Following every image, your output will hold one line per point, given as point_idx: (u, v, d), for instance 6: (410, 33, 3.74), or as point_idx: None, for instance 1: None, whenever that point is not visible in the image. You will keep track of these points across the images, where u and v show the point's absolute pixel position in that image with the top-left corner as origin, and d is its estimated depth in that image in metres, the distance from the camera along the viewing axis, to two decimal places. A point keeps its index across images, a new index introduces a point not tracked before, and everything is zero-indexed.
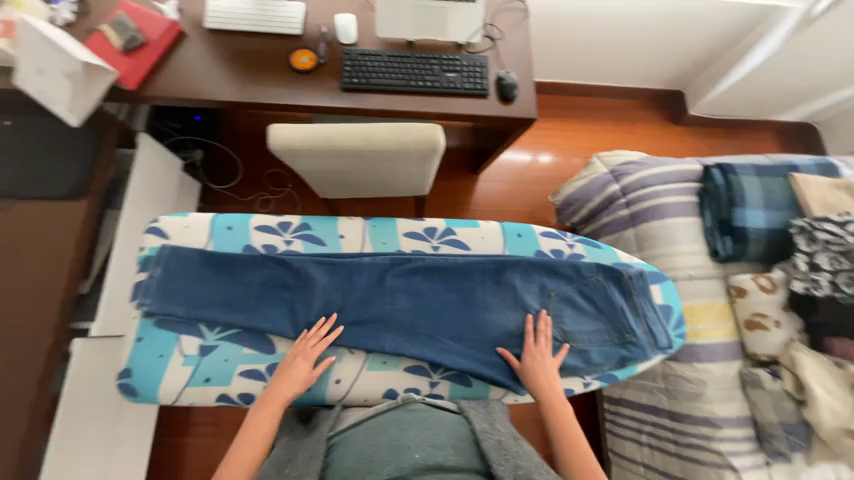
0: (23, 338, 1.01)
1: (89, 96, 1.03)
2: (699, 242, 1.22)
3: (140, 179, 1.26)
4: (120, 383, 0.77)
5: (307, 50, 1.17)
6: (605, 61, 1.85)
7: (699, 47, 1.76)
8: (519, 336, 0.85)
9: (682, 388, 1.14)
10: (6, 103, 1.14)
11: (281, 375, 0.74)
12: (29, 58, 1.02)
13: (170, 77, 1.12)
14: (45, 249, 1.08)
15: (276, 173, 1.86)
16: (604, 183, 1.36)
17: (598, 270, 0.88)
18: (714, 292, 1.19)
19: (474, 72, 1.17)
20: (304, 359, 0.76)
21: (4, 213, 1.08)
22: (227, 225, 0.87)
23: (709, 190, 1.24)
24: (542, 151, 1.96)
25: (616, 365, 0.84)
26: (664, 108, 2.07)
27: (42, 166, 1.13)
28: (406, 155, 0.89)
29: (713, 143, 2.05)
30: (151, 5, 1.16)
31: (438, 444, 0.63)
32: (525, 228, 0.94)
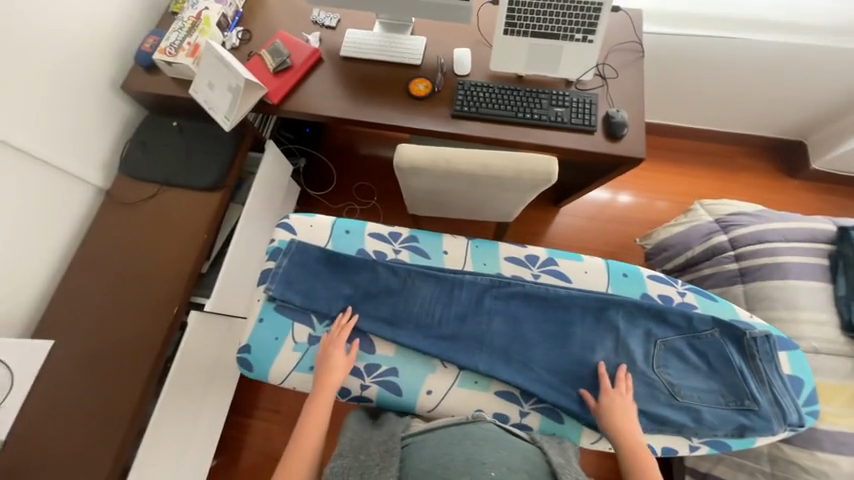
0: (156, 304, 1.19)
1: (243, 106, 1.22)
2: (828, 312, 1.08)
3: (263, 179, 1.44)
4: (240, 356, 0.88)
5: (424, 79, 1.28)
6: (713, 105, 1.76)
7: (831, 96, 1.61)
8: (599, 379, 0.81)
9: (796, 479, 0.98)
10: (176, 108, 1.39)
11: (322, 369, 0.81)
12: (205, 74, 1.24)
13: (307, 95, 1.29)
14: (183, 230, 1.26)
15: (363, 185, 1.98)
16: (710, 231, 1.28)
17: (714, 325, 0.82)
18: (846, 373, 1.03)
19: (583, 108, 1.19)
20: (335, 348, 0.83)
21: (158, 196, 1.30)
22: (345, 229, 0.98)
23: (845, 254, 1.09)
24: (623, 191, 1.89)
25: (732, 433, 0.77)
26: (777, 158, 1.89)
27: (192, 160, 1.33)
28: (517, 182, 0.92)
29: (836, 202, 1.81)
30: (300, 36, 1.37)
31: (513, 467, 0.61)
32: (631, 268, 0.92)
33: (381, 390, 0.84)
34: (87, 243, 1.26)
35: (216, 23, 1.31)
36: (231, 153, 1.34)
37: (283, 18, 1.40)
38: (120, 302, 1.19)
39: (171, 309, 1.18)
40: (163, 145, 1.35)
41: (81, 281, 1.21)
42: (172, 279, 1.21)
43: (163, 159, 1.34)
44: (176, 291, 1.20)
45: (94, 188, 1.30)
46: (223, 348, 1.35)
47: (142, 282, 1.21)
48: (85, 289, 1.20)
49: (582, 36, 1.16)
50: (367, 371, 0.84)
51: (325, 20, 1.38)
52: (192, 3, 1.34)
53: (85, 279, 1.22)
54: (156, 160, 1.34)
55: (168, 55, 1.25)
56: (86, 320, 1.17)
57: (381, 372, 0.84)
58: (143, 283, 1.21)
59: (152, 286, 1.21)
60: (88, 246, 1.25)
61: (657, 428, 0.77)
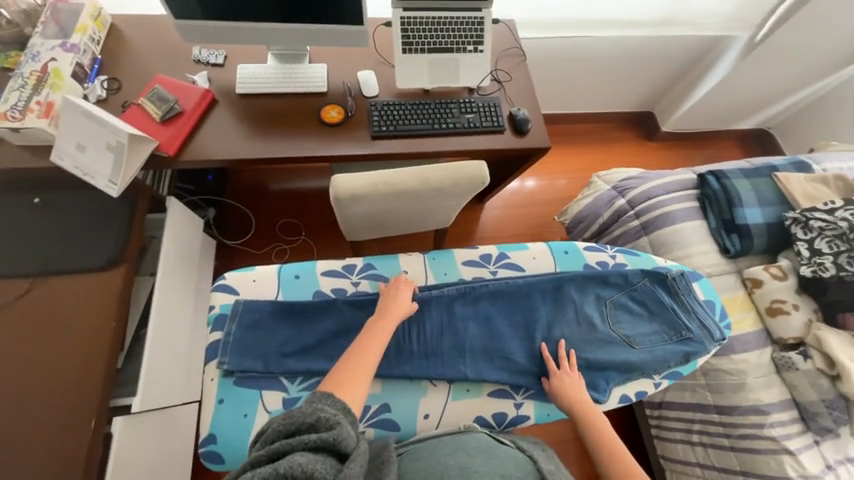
0: (63, 422, 0.94)
1: (131, 165, 1.05)
2: (710, 243, 1.33)
3: (171, 242, 1.25)
4: (205, 450, 0.77)
5: (335, 105, 1.26)
6: (584, 92, 2.06)
7: (664, 73, 2.01)
8: (555, 358, 0.87)
9: (724, 381, 1.19)
10: (34, 181, 1.13)
11: (389, 301, 0.81)
12: (70, 135, 1.04)
13: (207, 141, 1.17)
14: (80, 324, 1.03)
15: (288, 222, 1.85)
16: (610, 198, 1.49)
17: (644, 276, 0.97)
18: (732, 286, 1.30)
19: (490, 112, 1.29)
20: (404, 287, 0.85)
21: (30, 292, 1.04)
22: (294, 274, 0.92)
23: (708, 195, 1.38)
24: (528, 177, 2.09)
25: (682, 361, 0.90)
26: (639, 127, 2.29)
27: (72, 239, 1.10)
28: (456, 190, 0.96)
29: (686, 155, 2.27)
30: (184, 78, 1.24)
31: (506, 474, 0.59)
32: (570, 245, 1.03)
33: (377, 430, 0.80)
34: None
35: (70, 75, 1.11)
36: (127, 222, 1.14)
37: (157, 60, 1.25)
38: (5, 438, 0.91)
39: (87, 422, 0.95)
40: (25, 228, 1.09)
41: None
42: (80, 385, 0.98)
43: (30, 245, 1.08)
44: (88, 399, 0.97)
45: None
46: (161, 448, 1.12)
47: (34, 402, 0.95)
48: None
49: (473, 47, 1.28)
50: (358, 417, 0.80)
51: (210, 57, 1.27)
52: (30, 55, 1.11)
53: None
54: (21, 249, 1.07)
55: (10, 120, 1.01)
56: None
57: (373, 413, 0.80)
58: (37, 403, 0.95)
59: (51, 403, 0.95)
60: None
61: (627, 377, 0.87)
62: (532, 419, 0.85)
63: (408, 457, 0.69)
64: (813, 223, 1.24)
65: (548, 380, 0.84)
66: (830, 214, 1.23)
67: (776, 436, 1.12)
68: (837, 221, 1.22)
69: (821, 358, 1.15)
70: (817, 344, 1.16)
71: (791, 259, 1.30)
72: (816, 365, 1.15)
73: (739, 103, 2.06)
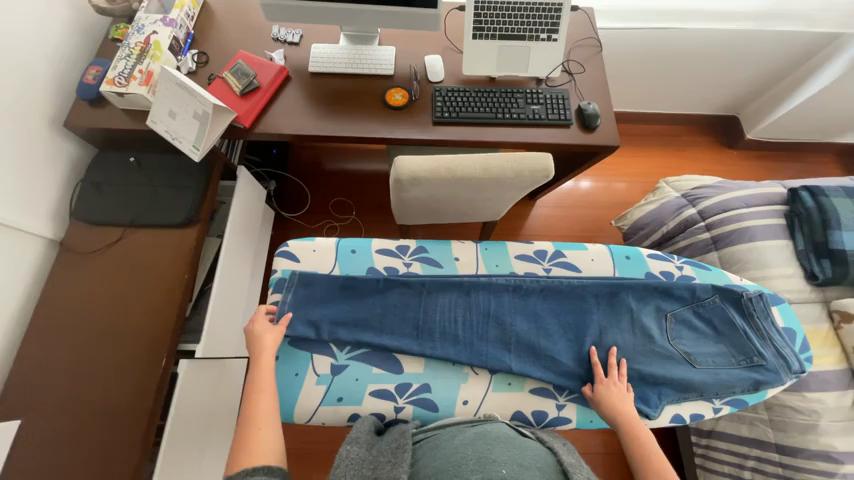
0: (138, 358, 1.06)
1: (213, 132, 1.14)
2: (794, 266, 1.20)
3: (238, 208, 1.35)
4: None
5: (400, 88, 1.27)
6: (659, 90, 1.91)
7: (757, 74, 1.81)
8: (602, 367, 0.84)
9: (792, 420, 1.08)
10: (131, 141, 1.27)
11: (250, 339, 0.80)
12: (164, 103, 1.15)
13: (279, 116, 1.23)
14: (156, 273, 1.15)
15: (341, 201, 1.92)
16: (679, 206, 1.37)
17: (714, 292, 0.89)
18: (815, 317, 1.16)
19: (558, 104, 1.24)
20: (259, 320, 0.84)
21: (120, 241, 1.17)
22: (351, 249, 0.95)
23: (798, 212, 1.22)
24: (586, 177, 1.99)
25: (749, 389, 0.82)
26: (717, 133, 2.09)
27: (156, 197, 1.22)
28: (517, 181, 0.94)
29: (771, 167, 2.03)
30: (263, 55, 1.31)
31: (524, 464, 0.57)
32: (632, 251, 0.97)
33: (417, 408, 0.82)
34: (42, 304, 1.10)
35: (168, 47, 1.21)
36: (203, 186, 1.24)
37: (241, 36, 1.33)
38: (94, 364, 1.05)
39: (158, 360, 1.06)
40: (121, 184, 1.23)
41: (41, 349, 1.05)
42: (154, 328, 1.09)
43: (124, 200, 1.21)
44: (159, 341, 1.08)
45: (43, 239, 1.15)
46: (216, 394, 1.24)
47: (116, 338, 1.08)
48: (46, 358, 1.04)
49: (546, 35, 1.23)
50: (399, 392, 0.82)
51: (288, 36, 1.33)
52: (136, 27, 1.23)
53: (43, 347, 1.05)
54: (116, 201, 1.21)
55: (117, 85, 1.14)
56: (51, 393, 1.01)
57: (414, 391, 0.82)
58: (119, 336, 1.08)
59: (128, 342, 1.08)
60: (43, 307, 1.09)
61: (683, 396, 0.81)
62: (574, 423, 0.82)
63: (425, 446, 0.68)
64: None
65: (592, 387, 0.80)
66: None
67: None
68: None
69: None
70: None
71: None
72: None
73: (847, 112, 1.80)
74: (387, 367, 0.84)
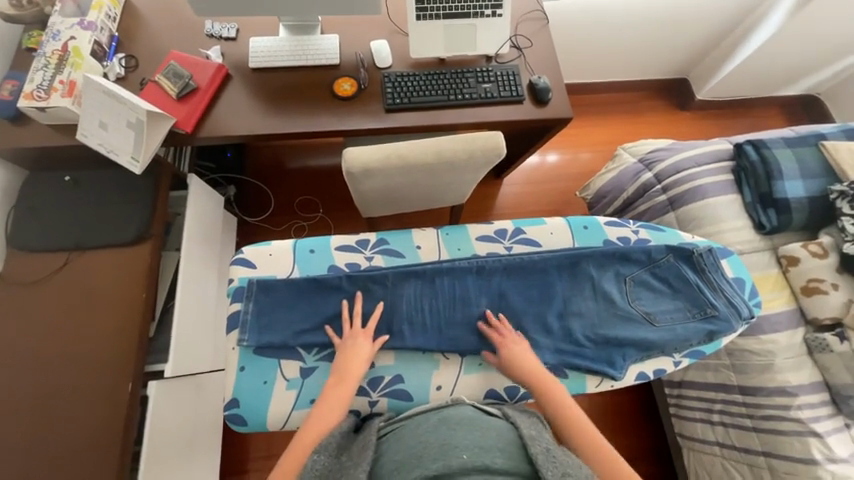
0: (103, 386, 1.02)
1: (151, 141, 1.07)
2: (744, 218, 1.25)
3: (193, 217, 1.29)
4: (229, 413, 0.81)
5: (348, 78, 1.23)
6: (612, 59, 1.94)
7: (702, 35, 1.85)
8: (567, 337, 0.85)
9: (750, 362, 1.15)
10: (64, 159, 1.18)
11: (342, 359, 0.78)
12: (93, 114, 1.06)
13: (223, 117, 1.17)
14: (111, 296, 1.09)
15: (306, 199, 1.87)
16: (636, 171, 1.41)
17: (668, 252, 0.92)
18: (765, 264, 1.22)
19: (509, 81, 1.23)
20: (363, 337, 0.81)
21: (66, 267, 1.11)
22: (310, 249, 0.93)
23: (744, 167, 1.28)
24: (549, 151, 2.01)
25: (704, 340, 0.87)
26: (671, 96, 2.15)
27: (101, 215, 1.15)
28: (471, 163, 0.94)
29: (722, 124, 2.11)
30: (198, 53, 1.23)
31: (485, 446, 0.59)
32: (590, 220, 0.99)
33: (391, 400, 0.82)
34: None
35: (89, 53, 1.12)
36: (150, 199, 1.18)
37: (172, 35, 1.25)
38: (56, 399, 1.00)
39: (125, 385, 1.02)
40: (59, 205, 1.15)
41: None
42: (116, 352, 1.04)
43: (65, 222, 1.13)
44: (123, 366, 1.04)
45: None
46: (194, 411, 1.21)
47: (76, 368, 1.02)
48: (1, 398, 0.98)
49: (491, 11, 1.21)
50: (372, 386, 0.82)
51: (223, 31, 1.26)
52: (51, 34, 1.13)
53: None
54: (56, 224, 1.13)
55: (36, 99, 1.04)
56: (12, 433, 0.96)
57: (387, 383, 0.82)
58: (79, 366, 1.02)
59: (91, 370, 1.02)
60: None
61: (646, 354, 0.85)
62: None
63: (391, 438, 0.69)
64: None
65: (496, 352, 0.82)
66: None
67: (802, 418, 1.08)
68: None
69: None
70: None
71: (833, 235, 1.21)
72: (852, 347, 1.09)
73: (786, 65, 1.88)
74: None
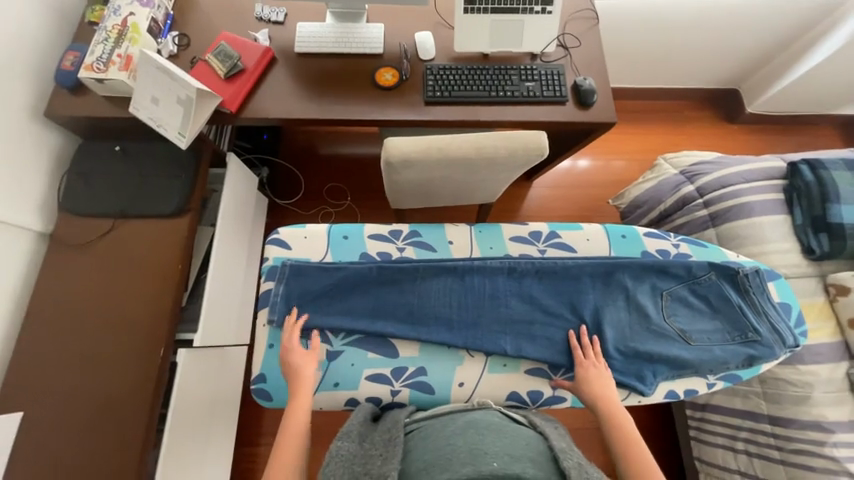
0: (137, 349, 1.06)
1: (198, 118, 1.11)
2: (791, 241, 1.19)
3: (229, 195, 1.32)
4: (256, 387, 0.84)
5: (390, 68, 1.23)
6: (659, 64, 1.86)
7: (760, 44, 1.75)
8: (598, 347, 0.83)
9: (784, 392, 1.10)
10: (115, 130, 1.23)
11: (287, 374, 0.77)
12: (146, 88, 1.10)
13: (266, 100, 1.19)
14: (149, 265, 1.13)
15: (335, 186, 1.90)
16: (677, 184, 1.36)
17: (710, 269, 0.88)
18: (811, 291, 1.16)
19: (553, 80, 1.21)
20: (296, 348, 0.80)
21: (110, 233, 1.16)
22: (342, 235, 0.94)
23: (797, 187, 1.20)
24: (582, 156, 1.96)
25: (742, 365, 0.82)
26: (718, 107, 2.05)
27: (145, 187, 1.19)
28: (510, 162, 0.92)
29: (772, 141, 2.00)
30: (246, 35, 1.26)
31: (515, 454, 0.59)
32: (628, 229, 0.96)
33: (413, 391, 0.82)
34: (37, 298, 1.09)
35: (146, 30, 1.16)
36: (191, 174, 1.22)
37: (224, 16, 1.28)
38: (94, 357, 1.05)
39: (157, 350, 1.07)
40: (107, 174, 1.20)
41: (40, 342, 1.05)
42: (150, 318, 1.09)
43: (111, 190, 1.19)
44: (156, 332, 1.08)
45: (35, 233, 1.14)
46: (217, 381, 1.25)
47: (113, 330, 1.08)
48: (46, 351, 1.05)
49: (541, 8, 1.18)
50: (395, 377, 0.82)
51: (271, 15, 1.28)
52: (112, 9, 1.17)
53: (42, 340, 1.06)
54: (104, 192, 1.19)
55: (96, 71, 1.09)
56: (54, 385, 1.02)
57: (410, 374, 0.83)
58: (116, 328, 1.08)
59: (127, 333, 1.07)
60: (39, 300, 1.09)
61: (678, 373, 0.82)
62: (568, 401, 0.83)
63: (416, 436, 0.69)
64: None
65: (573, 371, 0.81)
66: None
67: (837, 457, 1.02)
68: None
69: None
70: None
71: None
72: None
73: (851, 82, 1.76)
74: (381, 351, 0.84)
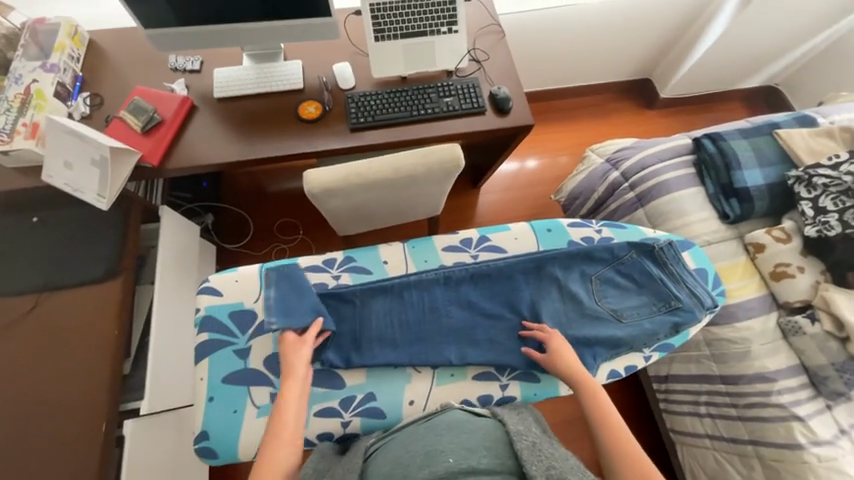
0: (76, 428, 0.99)
1: (117, 177, 1.08)
2: (708, 209, 1.29)
3: (166, 248, 1.28)
4: (199, 447, 0.81)
5: (312, 101, 1.26)
6: (576, 64, 2.00)
7: (659, 37, 1.93)
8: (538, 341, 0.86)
9: (729, 351, 1.16)
10: (31, 200, 1.17)
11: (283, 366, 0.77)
12: (56, 154, 1.07)
13: (187, 149, 1.18)
14: (83, 335, 1.07)
15: (286, 222, 1.87)
16: (604, 172, 1.45)
17: (630, 248, 0.93)
18: (734, 252, 1.24)
19: (469, 93, 1.27)
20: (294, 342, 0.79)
21: (35, 309, 1.09)
22: (276, 272, 0.93)
23: (704, 160, 1.32)
24: (529, 157, 2.05)
25: (670, 333, 0.88)
26: (636, 96, 2.22)
27: (69, 254, 1.14)
28: (432, 176, 0.96)
29: (689, 120, 2.18)
30: (162, 87, 1.25)
31: (471, 446, 0.63)
32: (553, 223, 1.00)
33: (364, 419, 0.81)
34: None
35: (53, 95, 1.13)
36: (122, 234, 1.18)
37: (137, 71, 1.27)
38: (27, 445, 0.96)
39: (99, 426, 1.00)
40: (25, 247, 1.13)
41: None
42: (88, 392, 1.02)
43: (32, 264, 1.12)
44: (97, 406, 1.01)
45: None
46: (176, 446, 1.18)
47: (48, 413, 1.00)
48: None
49: (447, 28, 1.25)
50: (344, 407, 0.82)
51: (186, 64, 1.28)
52: (13, 78, 1.14)
53: None
54: (23, 267, 1.12)
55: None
56: None
57: (359, 402, 0.82)
58: (50, 410, 1.00)
59: (64, 414, 1.00)
60: None
61: (615, 352, 0.86)
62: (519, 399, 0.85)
63: (379, 451, 0.70)
64: (816, 180, 1.17)
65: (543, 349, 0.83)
66: (835, 169, 1.16)
67: (784, 403, 1.08)
68: (842, 176, 1.14)
69: (829, 321, 1.10)
70: (825, 306, 1.11)
71: (795, 220, 1.23)
72: (823, 328, 1.10)
73: (741, 60, 1.96)
74: (328, 384, 0.83)
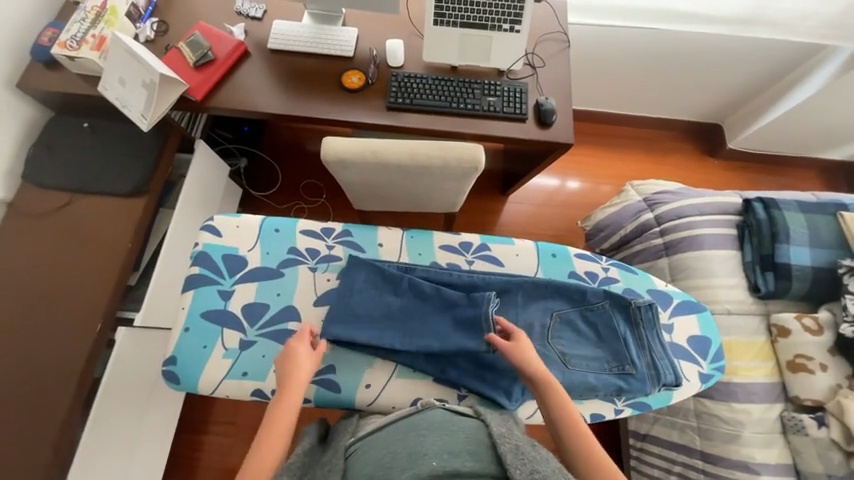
0: (75, 321, 1.07)
1: (160, 102, 1.13)
2: (738, 277, 1.18)
3: (195, 183, 1.34)
4: (167, 369, 0.91)
5: (357, 71, 1.26)
6: (642, 91, 1.87)
7: (742, 80, 1.76)
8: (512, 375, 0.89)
9: (717, 429, 1.08)
10: (87, 107, 1.26)
11: (288, 364, 0.80)
12: (114, 70, 1.14)
13: (231, 91, 1.22)
14: (101, 239, 1.16)
15: (312, 183, 1.91)
16: (637, 210, 1.34)
17: (604, 298, 0.95)
18: (753, 330, 1.14)
19: (515, 97, 1.23)
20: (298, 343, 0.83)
21: (69, 206, 1.18)
22: (274, 228, 1.02)
23: (749, 224, 1.21)
24: (572, 177, 1.96)
25: (613, 393, 0.89)
26: (701, 141, 2.05)
27: (106, 164, 1.22)
28: (449, 172, 0.95)
29: (753, 178, 1.99)
30: (223, 27, 1.29)
31: (454, 450, 0.59)
32: (561, 249, 1.05)
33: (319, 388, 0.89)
34: None
35: (124, 14, 1.21)
36: (156, 155, 1.24)
37: (204, 7, 1.32)
38: (31, 324, 1.06)
39: (94, 324, 1.08)
40: (73, 148, 1.23)
41: None
42: (94, 292, 1.11)
43: (74, 165, 1.21)
44: (97, 308, 1.09)
45: None
46: None
47: (56, 302, 1.09)
48: None
49: (509, 26, 1.20)
50: None
51: (250, 10, 1.31)
52: None
53: None
54: (66, 165, 1.21)
55: (68, 49, 1.14)
56: None
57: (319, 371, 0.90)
58: (58, 299, 1.09)
59: (68, 306, 1.09)
60: None
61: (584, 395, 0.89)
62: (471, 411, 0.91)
63: (358, 454, 0.66)
64: None
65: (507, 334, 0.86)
66: None
67: None
68: None
69: (839, 430, 1.01)
70: (838, 413, 1.01)
71: (833, 312, 1.13)
72: (830, 435, 1.01)
73: (830, 127, 1.76)
74: None
